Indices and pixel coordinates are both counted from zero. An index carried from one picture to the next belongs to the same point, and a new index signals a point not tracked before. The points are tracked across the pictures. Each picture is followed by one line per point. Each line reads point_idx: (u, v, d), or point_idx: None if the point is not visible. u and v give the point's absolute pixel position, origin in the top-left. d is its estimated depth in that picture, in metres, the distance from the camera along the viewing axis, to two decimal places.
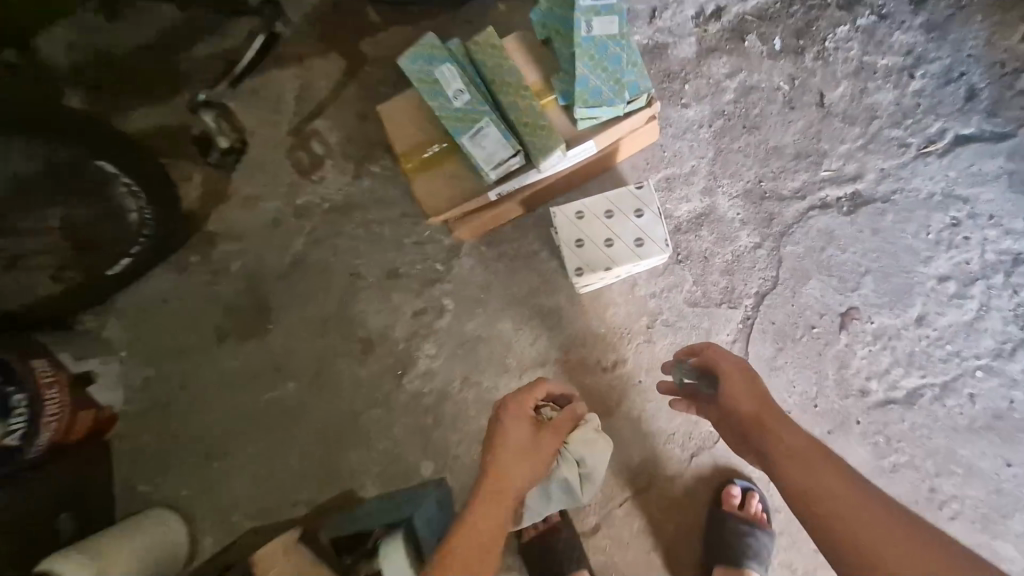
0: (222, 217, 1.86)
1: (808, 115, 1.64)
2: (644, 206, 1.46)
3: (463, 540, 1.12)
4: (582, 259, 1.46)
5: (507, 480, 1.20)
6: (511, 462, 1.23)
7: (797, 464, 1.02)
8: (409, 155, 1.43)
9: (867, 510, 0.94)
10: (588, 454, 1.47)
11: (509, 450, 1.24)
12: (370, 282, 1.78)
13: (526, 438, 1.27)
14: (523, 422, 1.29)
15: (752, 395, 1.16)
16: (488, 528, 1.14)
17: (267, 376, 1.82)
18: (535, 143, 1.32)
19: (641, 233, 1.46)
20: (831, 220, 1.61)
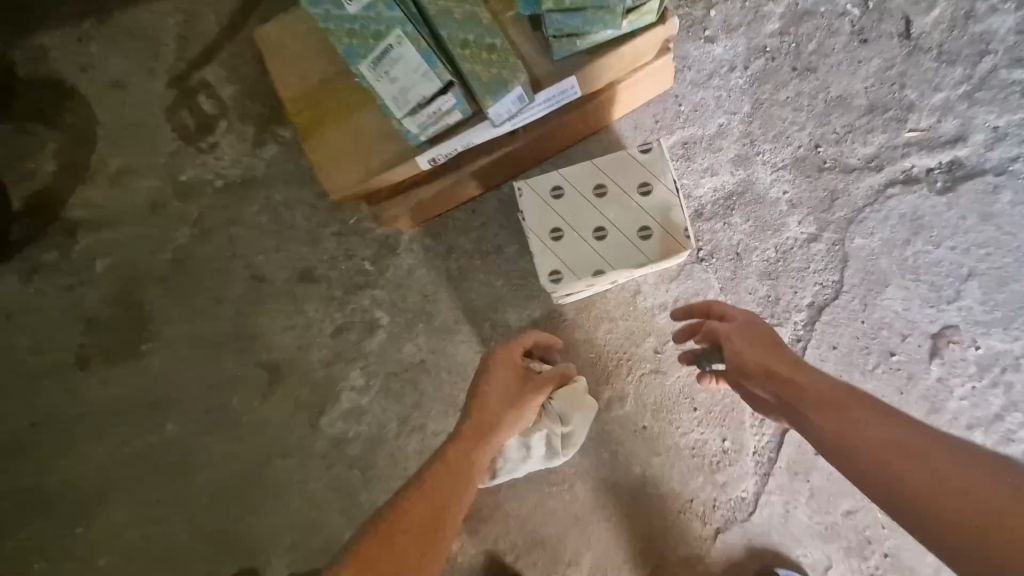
0: (80, 197, 1.35)
1: (887, 51, 1.14)
2: (653, 179, 0.98)
3: (443, 472, 0.91)
4: (561, 257, 0.98)
5: (498, 415, 0.98)
6: (499, 408, 0.99)
7: (829, 411, 0.73)
8: (301, 106, 0.96)
9: (937, 457, 0.65)
10: (573, 413, 1.12)
11: (496, 396, 0.99)
12: (279, 287, 1.31)
13: (511, 391, 1.01)
14: (512, 373, 1.03)
15: (764, 344, 0.84)
16: (466, 473, 0.93)
17: (143, 415, 1.33)
18: (480, 75, 0.80)
19: (649, 220, 0.97)
20: (919, 202, 1.13)
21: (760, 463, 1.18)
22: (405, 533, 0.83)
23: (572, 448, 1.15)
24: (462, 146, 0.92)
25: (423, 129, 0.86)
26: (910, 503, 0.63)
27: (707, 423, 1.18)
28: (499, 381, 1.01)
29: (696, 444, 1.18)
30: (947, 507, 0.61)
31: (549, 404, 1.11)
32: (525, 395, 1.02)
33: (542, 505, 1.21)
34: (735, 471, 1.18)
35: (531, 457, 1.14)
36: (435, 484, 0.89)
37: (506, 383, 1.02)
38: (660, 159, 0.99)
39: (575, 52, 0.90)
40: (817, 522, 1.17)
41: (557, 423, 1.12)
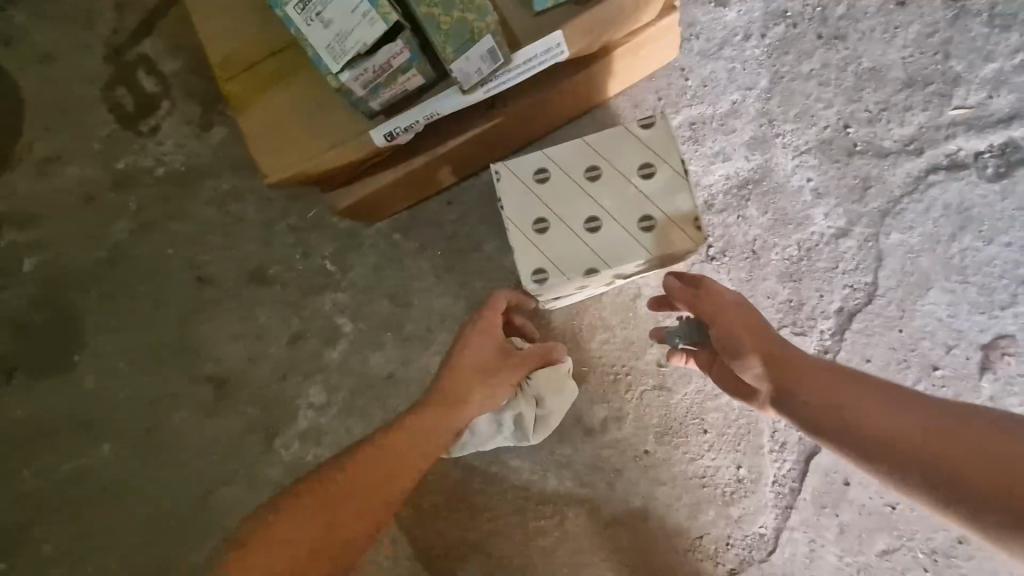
0: (3, 188, 1.17)
1: (928, 15, 0.99)
2: (656, 159, 0.82)
3: (382, 452, 0.74)
4: (547, 253, 0.81)
5: (464, 391, 0.80)
6: (467, 382, 0.80)
7: (831, 398, 0.64)
8: (235, 76, 0.82)
9: (927, 437, 0.59)
10: (550, 394, 0.94)
11: (465, 368, 0.81)
12: (228, 290, 1.15)
13: (486, 362, 0.82)
14: (491, 341, 0.84)
15: (749, 326, 0.71)
16: (411, 458, 0.74)
17: (75, 436, 1.17)
18: (437, 18, 0.66)
19: (651, 207, 0.81)
20: (965, 190, 0.98)
21: (781, 495, 1.02)
22: (317, 515, 0.68)
23: (544, 433, 0.98)
24: (427, 118, 0.79)
25: (372, 93, 0.72)
26: (941, 487, 0.57)
27: (719, 448, 1.02)
28: (473, 349, 0.82)
29: (706, 472, 1.02)
30: (997, 486, 0.55)
31: (526, 383, 0.92)
32: (501, 370, 0.83)
33: (529, 543, 1.04)
34: (752, 504, 1.02)
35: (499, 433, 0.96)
36: (369, 466, 0.72)
37: (479, 351, 0.82)
38: (663, 135, 0.83)
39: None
40: (847, 563, 1.01)
41: (533, 406, 0.93)
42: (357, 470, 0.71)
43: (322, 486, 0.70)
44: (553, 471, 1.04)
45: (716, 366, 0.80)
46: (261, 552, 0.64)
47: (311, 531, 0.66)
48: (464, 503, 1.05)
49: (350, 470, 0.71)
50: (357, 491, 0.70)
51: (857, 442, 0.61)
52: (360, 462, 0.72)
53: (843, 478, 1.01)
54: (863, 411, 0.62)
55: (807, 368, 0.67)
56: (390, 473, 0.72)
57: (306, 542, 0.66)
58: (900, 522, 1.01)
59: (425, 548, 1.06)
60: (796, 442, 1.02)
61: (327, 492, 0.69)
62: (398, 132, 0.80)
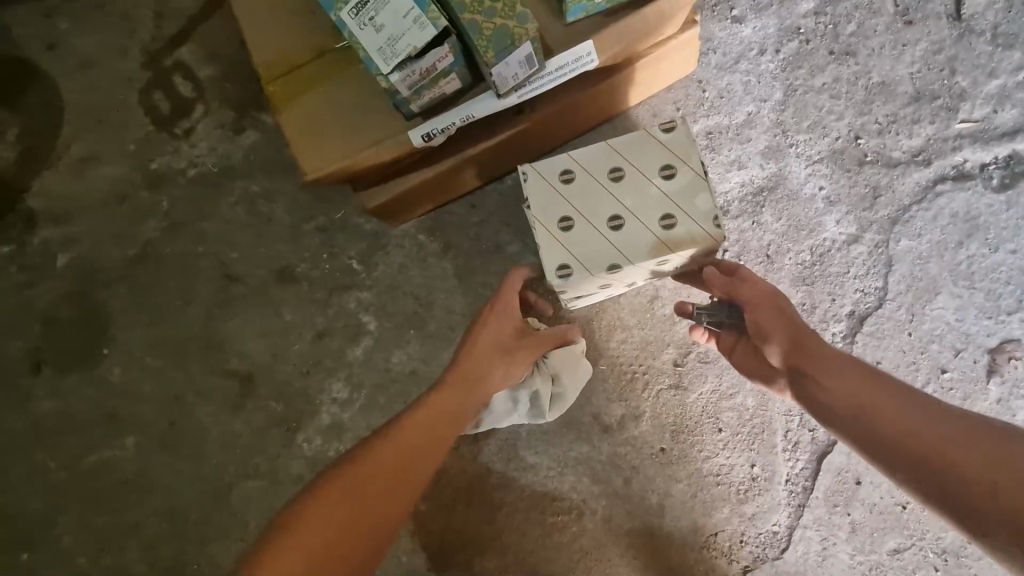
0: (40, 186, 1.22)
1: (935, 33, 1.04)
2: (677, 161, 0.86)
3: (400, 440, 0.75)
4: (571, 251, 0.85)
5: (481, 372, 0.83)
6: (484, 365, 0.84)
7: (852, 396, 0.67)
8: (281, 78, 0.86)
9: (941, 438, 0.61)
10: (567, 372, 1.00)
11: (482, 352, 0.84)
12: (256, 288, 1.18)
13: (502, 346, 0.86)
14: (509, 325, 0.88)
15: (781, 314, 0.75)
16: (428, 441, 0.77)
17: (101, 429, 1.19)
18: (480, 24, 0.71)
19: (673, 207, 0.84)
20: (971, 199, 1.02)
21: (793, 493, 1.04)
22: (341, 504, 0.69)
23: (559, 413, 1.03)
24: (462, 119, 0.84)
25: (415, 93, 0.77)
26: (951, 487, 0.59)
27: (733, 447, 1.05)
28: (491, 333, 0.86)
29: (720, 470, 1.05)
30: (998, 500, 0.57)
31: (543, 362, 0.98)
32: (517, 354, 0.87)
33: (546, 539, 1.06)
34: (765, 502, 1.04)
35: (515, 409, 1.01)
36: (387, 452, 0.74)
37: (496, 335, 0.86)
38: (683, 139, 0.87)
39: (592, 9, 0.80)
40: (859, 562, 1.04)
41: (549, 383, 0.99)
42: (376, 458, 0.73)
43: (341, 477, 0.71)
44: (571, 468, 1.06)
45: (739, 349, 0.85)
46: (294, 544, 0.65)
47: (337, 522, 0.67)
48: (483, 498, 1.08)
49: (368, 460, 0.73)
50: (378, 480, 0.71)
51: (870, 437, 0.65)
52: (378, 450, 0.74)
53: (855, 477, 1.04)
54: (883, 408, 0.65)
55: (833, 363, 0.70)
56: (409, 459, 0.74)
57: (333, 534, 0.67)
58: (911, 522, 1.04)
59: (445, 543, 1.08)
60: (808, 442, 1.04)
61: (350, 482, 0.70)
62: (435, 132, 0.85)
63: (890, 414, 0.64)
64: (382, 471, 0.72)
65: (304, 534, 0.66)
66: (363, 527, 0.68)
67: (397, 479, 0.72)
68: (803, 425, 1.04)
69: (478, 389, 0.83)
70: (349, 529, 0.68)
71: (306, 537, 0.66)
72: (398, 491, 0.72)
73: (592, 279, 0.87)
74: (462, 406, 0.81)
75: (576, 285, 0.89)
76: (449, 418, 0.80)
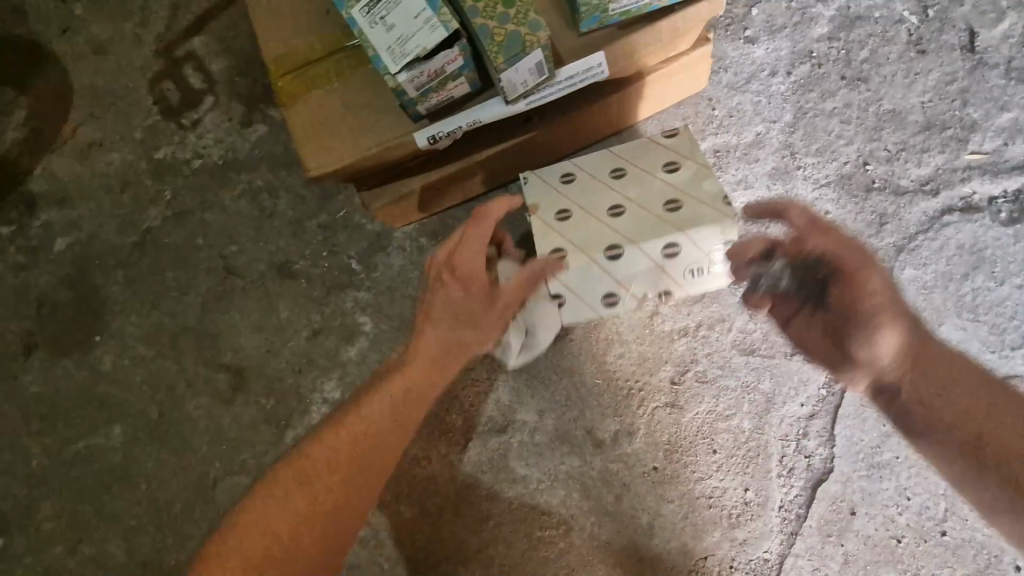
0: (44, 168, 1.21)
1: (948, 63, 1.04)
2: (681, 157, 0.87)
3: (361, 421, 0.86)
4: (567, 236, 0.84)
5: (442, 346, 0.86)
6: (444, 346, 0.86)
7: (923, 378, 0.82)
8: (290, 73, 0.86)
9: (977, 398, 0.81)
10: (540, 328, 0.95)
11: (444, 320, 0.84)
12: (254, 282, 1.17)
13: (466, 314, 0.85)
14: (476, 287, 0.85)
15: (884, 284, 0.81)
16: (385, 416, 0.87)
17: (88, 416, 1.18)
18: (491, 29, 0.71)
19: (678, 192, 0.84)
20: (979, 231, 1.01)
21: (787, 520, 1.02)
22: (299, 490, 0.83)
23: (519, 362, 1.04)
24: (469, 124, 0.84)
25: (422, 95, 0.77)
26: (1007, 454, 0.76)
27: (727, 469, 1.03)
28: (458, 298, 0.84)
29: (713, 493, 1.03)
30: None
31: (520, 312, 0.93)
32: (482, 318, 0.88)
33: (532, 553, 1.04)
34: (757, 528, 1.02)
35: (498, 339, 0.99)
36: (349, 437, 0.86)
37: (464, 306, 0.85)
38: (687, 144, 0.89)
39: (605, 22, 0.79)
40: None
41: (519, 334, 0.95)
42: (337, 442, 0.85)
43: (309, 461, 0.85)
44: (561, 482, 1.05)
45: (800, 319, 0.90)
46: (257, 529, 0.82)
47: (299, 506, 0.81)
48: (470, 508, 1.06)
49: (331, 444, 0.85)
50: (336, 466, 0.84)
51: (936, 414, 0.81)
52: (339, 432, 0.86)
53: (850, 507, 1.02)
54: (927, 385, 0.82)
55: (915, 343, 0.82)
56: (364, 443, 0.86)
57: (295, 516, 0.81)
58: (906, 557, 1.01)
59: (428, 552, 1.06)
60: (804, 468, 1.02)
61: (312, 462, 0.85)
62: (440, 136, 0.85)
63: (946, 389, 0.81)
64: (341, 460, 0.84)
65: (269, 514, 0.82)
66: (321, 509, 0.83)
67: (355, 462, 0.85)
68: (799, 451, 1.03)
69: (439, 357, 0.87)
70: (309, 511, 0.82)
71: (277, 515, 0.81)
72: (353, 475, 0.85)
73: (596, 279, 0.83)
74: (418, 378, 0.87)
75: (577, 292, 0.85)
76: (407, 393, 0.87)
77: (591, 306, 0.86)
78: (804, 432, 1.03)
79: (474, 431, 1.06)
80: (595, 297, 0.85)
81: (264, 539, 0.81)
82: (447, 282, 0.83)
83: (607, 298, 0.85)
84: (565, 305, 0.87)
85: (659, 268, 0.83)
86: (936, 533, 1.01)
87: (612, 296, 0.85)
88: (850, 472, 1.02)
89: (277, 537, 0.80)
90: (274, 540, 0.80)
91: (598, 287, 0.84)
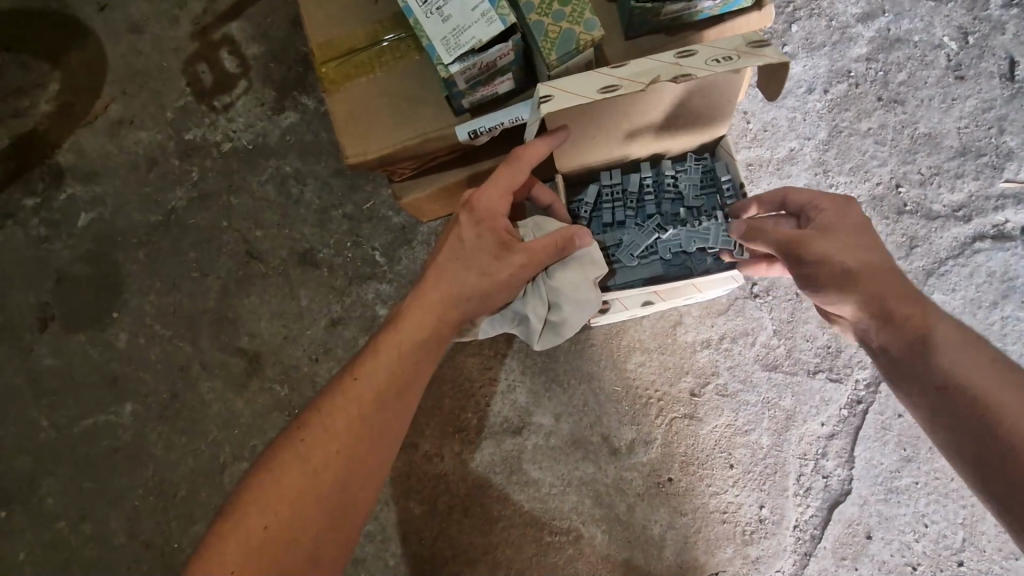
0: (73, 142, 1.21)
1: (986, 91, 1.04)
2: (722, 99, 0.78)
3: (357, 388, 0.70)
4: None
5: (458, 294, 0.73)
6: (466, 297, 0.73)
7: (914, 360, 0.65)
8: (335, 59, 0.86)
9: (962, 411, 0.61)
10: (570, 297, 0.79)
11: (457, 271, 0.73)
12: (275, 267, 1.17)
13: (483, 261, 0.73)
14: (489, 229, 0.74)
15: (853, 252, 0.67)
16: (382, 373, 0.71)
17: (100, 392, 1.17)
18: (546, 24, 0.72)
19: (693, 92, 0.75)
20: (1010, 260, 1.00)
21: (801, 541, 1.01)
22: (308, 461, 0.67)
23: (549, 343, 0.85)
24: (510, 122, 0.82)
25: (470, 88, 0.76)
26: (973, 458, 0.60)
27: (743, 485, 1.02)
28: (470, 239, 0.74)
29: (727, 508, 1.02)
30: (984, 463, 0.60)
31: (545, 276, 0.79)
32: (503, 265, 0.73)
33: (541, 558, 1.03)
34: (771, 546, 1.01)
35: (514, 312, 0.83)
36: (354, 395, 0.70)
37: (482, 252, 0.73)
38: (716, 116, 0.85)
39: (653, 27, 0.79)
40: None
41: (543, 307, 0.81)
42: (328, 423, 0.69)
43: (292, 447, 0.68)
44: (574, 488, 1.04)
45: None
46: (248, 527, 0.64)
47: (286, 495, 0.66)
48: (479, 509, 1.05)
49: (319, 427, 0.69)
50: (329, 442, 0.68)
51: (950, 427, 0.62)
52: (326, 408, 0.70)
53: (866, 531, 1.01)
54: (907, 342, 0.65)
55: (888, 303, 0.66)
56: (361, 412, 0.69)
57: (278, 512, 0.65)
58: None
59: (436, 551, 1.05)
60: (821, 489, 1.01)
61: (306, 443, 0.68)
62: (480, 132, 0.83)
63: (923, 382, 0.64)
64: (336, 436, 0.68)
65: (242, 524, 0.64)
66: (310, 503, 0.66)
67: (355, 436, 0.69)
68: (817, 471, 1.01)
69: (455, 309, 0.74)
70: (301, 506, 0.65)
71: (260, 510, 0.65)
72: (359, 457, 0.68)
73: (591, 76, 0.68)
74: (433, 329, 0.73)
75: (568, 88, 0.67)
76: (423, 349, 0.73)
77: (585, 96, 0.66)
78: (822, 451, 1.02)
79: (489, 431, 1.06)
80: (591, 89, 0.66)
81: (248, 542, 0.64)
82: (459, 222, 0.75)
83: (605, 87, 0.66)
84: (553, 100, 0.66)
85: (672, 63, 0.67)
86: (952, 563, 1.00)
87: (611, 87, 0.66)
88: (867, 495, 1.01)
89: (263, 529, 0.64)
90: (261, 538, 0.64)
91: (597, 80, 0.67)
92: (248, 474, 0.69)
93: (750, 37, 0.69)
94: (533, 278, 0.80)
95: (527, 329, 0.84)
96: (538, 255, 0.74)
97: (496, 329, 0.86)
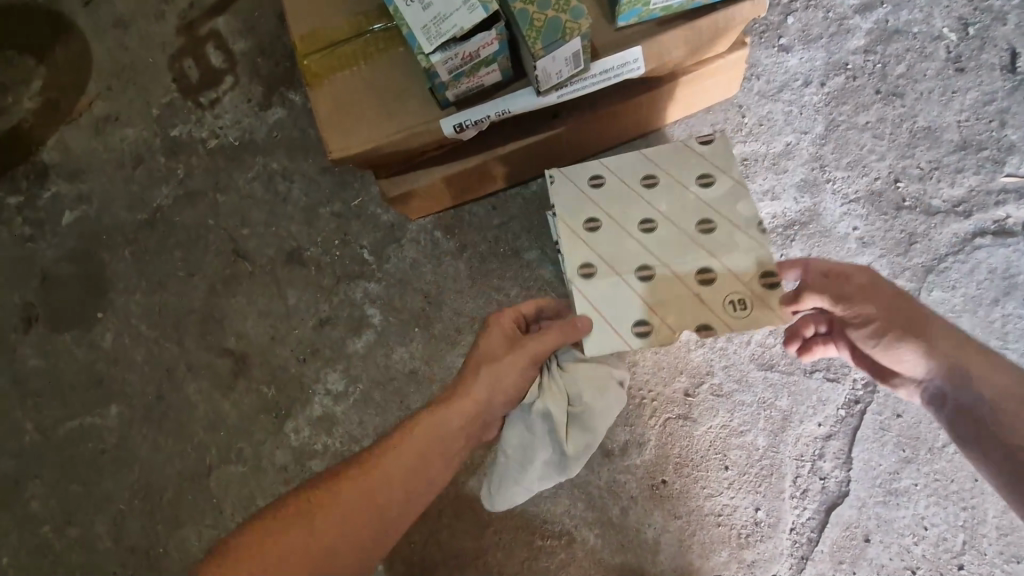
0: (57, 140, 1.19)
1: (987, 83, 1.02)
2: (715, 170, 0.86)
3: (376, 462, 0.72)
4: (597, 250, 0.82)
5: (487, 402, 0.76)
6: (490, 397, 0.76)
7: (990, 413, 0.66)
8: (318, 52, 0.84)
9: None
10: (588, 386, 0.80)
11: (481, 377, 0.76)
12: (262, 266, 1.15)
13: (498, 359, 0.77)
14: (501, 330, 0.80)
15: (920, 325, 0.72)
16: (403, 457, 0.73)
17: (86, 394, 1.15)
18: (531, 14, 0.69)
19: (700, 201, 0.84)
20: (1012, 256, 0.98)
21: (798, 544, 0.99)
22: (310, 517, 0.68)
23: (581, 446, 0.81)
24: (498, 114, 0.82)
25: (454, 79, 0.75)
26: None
27: (738, 487, 1.00)
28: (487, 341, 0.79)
29: (722, 511, 1.00)
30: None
31: (559, 372, 0.80)
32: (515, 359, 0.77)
33: (533, 563, 1.01)
34: (767, 550, 0.99)
35: (534, 415, 0.79)
36: (369, 466, 0.72)
37: (494, 345, 0.78)
38: (721, 150, 0.87)
39: (644, 16, 0.78)
40: None
41: (563, 400, 0.79)
42: (344, 486, 0.70)
43: (299, 501, 0.70)
44: (566, 491, 1.01)
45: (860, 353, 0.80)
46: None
47: (281, 547, 0.66)
48: (470, 512, 1.03)
49: (335, 490, 0.70)
50: (336, 504, 0.69)
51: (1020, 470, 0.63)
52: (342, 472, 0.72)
53: (864, 534, 0.99)
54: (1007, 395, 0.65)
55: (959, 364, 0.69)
56: (373, 483, 0.71)
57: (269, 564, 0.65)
58: None
59: (425, 554, 1.03)
60: (818, 491, 0.99)
61: (314, 500, 0.70)
62: (466, 125, 0.82)
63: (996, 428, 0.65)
64: (343, 497, 0.70)
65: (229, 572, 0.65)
66: (302, 557, 0.66)
67: (359, 499, 0.70)
68: (814, 472, 0.99)
69: (485, 414, 0.77)
70: (294, 563, 0.66)
71: (251, 561, 0.65)
72: (358, 522, 0.69)
73: (627, 302, 0.78)
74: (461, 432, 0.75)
75: (609, 317, 0.78)
76: (447, 445, 0.75)
77: (619, 339, 0.76)
78: (819, 453, 0.99)
79: None
80: (624, 324, 0.77)
81: None
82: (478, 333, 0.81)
83: (640, 326, 0.76)
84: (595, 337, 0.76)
85: (693, 295, 0.78)
86: (953, 567, 0.98)
87: (644, 325, 0.77)
88: (866, 497, 0.99)
89: None
90: None
91: (629, 313, 0.77)
92: (253, 520, 0.70)
93: (763, 269, 0.78)
94: (546, 374, 0.80)
95: (551, 432, 0.79)
96: (544, 348, 0.77)
97: (513, 447, 0.81)
